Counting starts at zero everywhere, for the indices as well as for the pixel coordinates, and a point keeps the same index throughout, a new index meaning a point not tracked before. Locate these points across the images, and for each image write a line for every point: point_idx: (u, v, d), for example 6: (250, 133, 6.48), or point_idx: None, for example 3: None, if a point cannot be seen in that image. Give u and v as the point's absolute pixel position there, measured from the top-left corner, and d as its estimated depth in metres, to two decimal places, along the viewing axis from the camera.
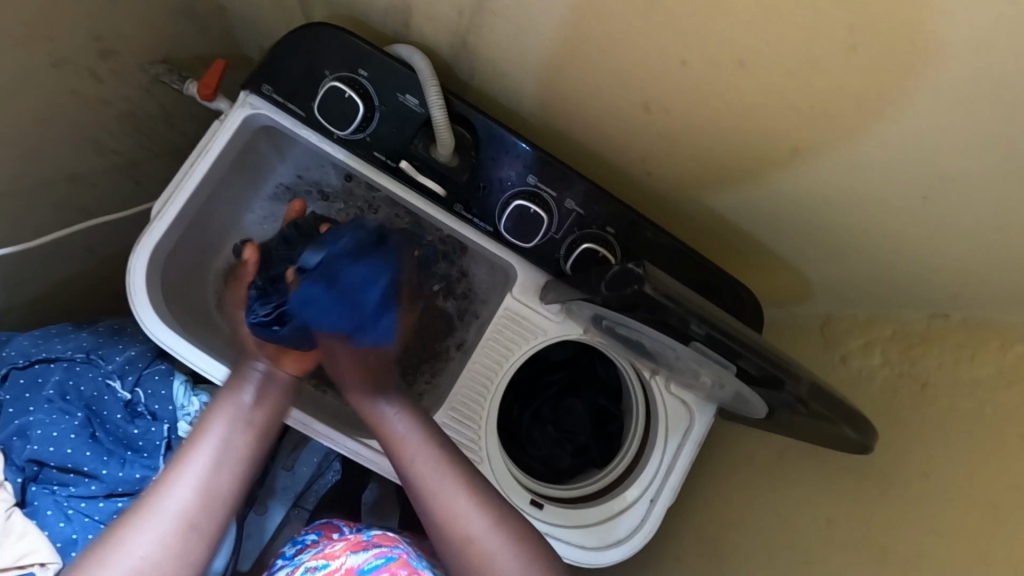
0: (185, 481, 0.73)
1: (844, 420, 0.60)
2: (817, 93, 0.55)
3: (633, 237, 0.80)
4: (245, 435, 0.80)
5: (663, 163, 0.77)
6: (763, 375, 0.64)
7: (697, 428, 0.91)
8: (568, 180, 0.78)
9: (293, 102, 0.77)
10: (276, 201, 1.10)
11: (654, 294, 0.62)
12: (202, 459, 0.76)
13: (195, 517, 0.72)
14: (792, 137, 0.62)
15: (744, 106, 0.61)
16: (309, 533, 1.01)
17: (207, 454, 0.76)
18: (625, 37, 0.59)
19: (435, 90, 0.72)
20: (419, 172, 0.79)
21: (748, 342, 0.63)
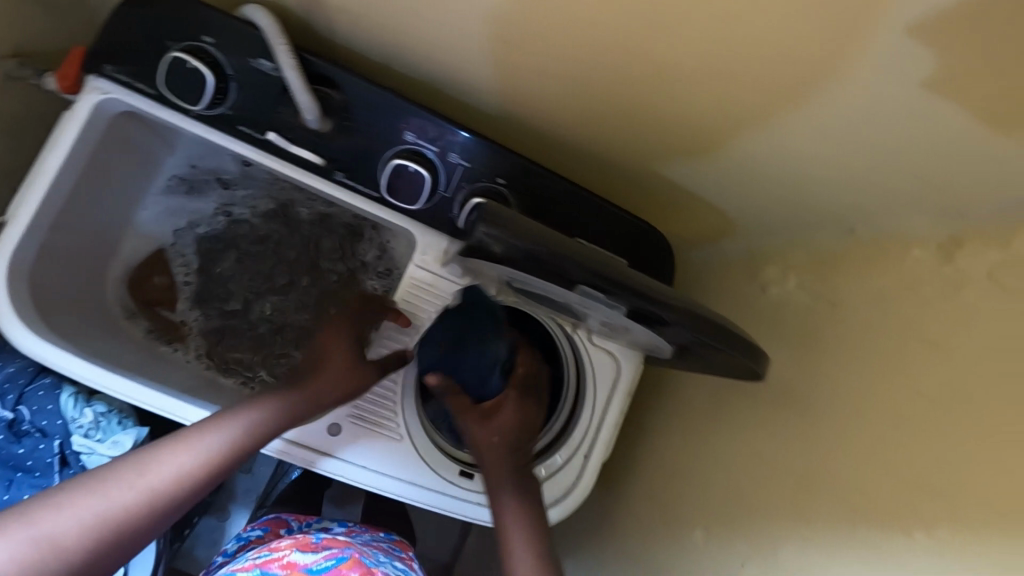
0: (155, 475, 0.63)
1: (734, 344, 0.60)
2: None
3: (526, 186, 0.77)
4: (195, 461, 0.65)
5: (546, 105, 0.72)
6: (645, 313, 0.61)
7: (624, 377, 0.88)
8: (446, 132, 0.74)
9: (141, 81, 0.71)
10: (171, 195, 1.04)
11: (514, 245, 0.60)
12: (190, 458, 0.65)
13: (179, 484, 0.64)
14: (656, 53, 0.57)
15: (600, 25, 0.56)
16: (253, 528, 0.98)
17: (196, 455, 0.66)
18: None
19: (284, 48, 0.66)
20: (291, 143, 0.74)
21: (631, 279, 0.60)
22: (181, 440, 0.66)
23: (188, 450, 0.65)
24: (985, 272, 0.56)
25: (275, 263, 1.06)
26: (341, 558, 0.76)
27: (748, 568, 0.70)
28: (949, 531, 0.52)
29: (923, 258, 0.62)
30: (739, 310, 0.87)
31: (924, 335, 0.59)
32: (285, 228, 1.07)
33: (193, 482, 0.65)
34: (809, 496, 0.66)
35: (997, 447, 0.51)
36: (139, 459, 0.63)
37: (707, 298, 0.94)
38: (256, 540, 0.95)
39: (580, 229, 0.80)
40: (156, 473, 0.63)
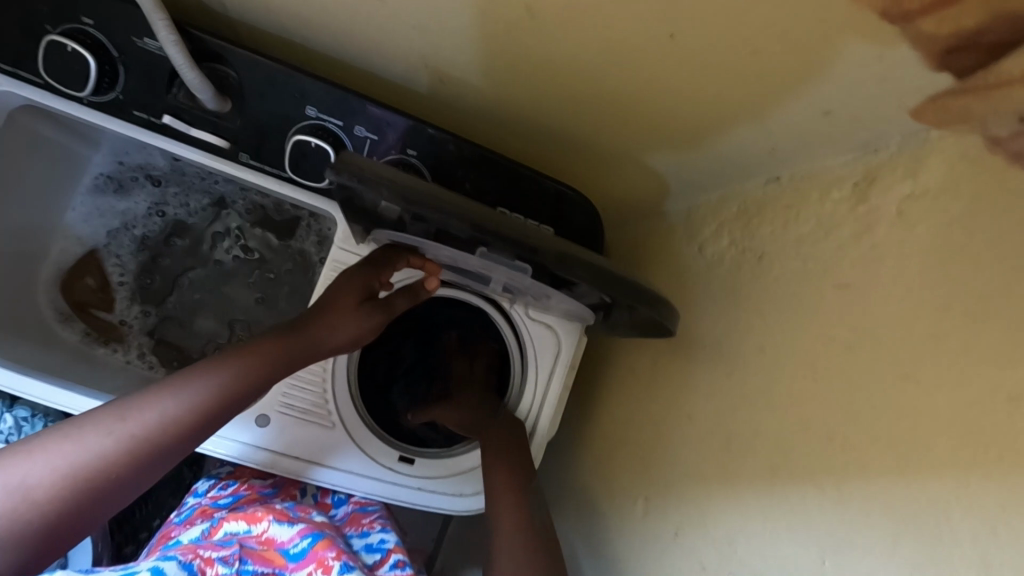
0: (161, 404, 0.61)
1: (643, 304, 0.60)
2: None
3: (440, 157, 0.74)
4: (200, 391, 0.63)
5: (448, 70, 0.69)
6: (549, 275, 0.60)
7: (565, 350, 0.86)
8: (350, 106, 0.71)
9: (24, 69, 0.68)
10: (100, 194, 1.01)
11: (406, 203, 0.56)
12: (198, 387, 0.64)
13: (166, 437, 0.61)
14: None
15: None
16: (223, 466, 0.87)
17: (205, 387, 0.64)
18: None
19: (163, 22, 0.62)
20: (190, 126, 0.71)
21: (529, 239, 0.58)
22: (195, 371, 0.65)
23: (198, 381, 0.64)
24: (895, 207, 0.53)
25: (220, 256, 1.06)
26: (318, 534, 0.68)
27: (683, 534, 0.68)
28: (862, 479, 0.50)
29: (840, 200, 0.59)
30: (677, 272, 0.84)
31: (838, 279, 0.56)
32: (224, 224, 1.06)
33: (192, 413, 0.62)
34: (743, 455, 0.63)
35: (904, 389, 0.48)
36: (123, 408, 0.60)
37: (648, 264, 0.91)
38: (229, 476, 0.83)
39: (500, 198, 0.77)
40: (167, 400, 0.62)
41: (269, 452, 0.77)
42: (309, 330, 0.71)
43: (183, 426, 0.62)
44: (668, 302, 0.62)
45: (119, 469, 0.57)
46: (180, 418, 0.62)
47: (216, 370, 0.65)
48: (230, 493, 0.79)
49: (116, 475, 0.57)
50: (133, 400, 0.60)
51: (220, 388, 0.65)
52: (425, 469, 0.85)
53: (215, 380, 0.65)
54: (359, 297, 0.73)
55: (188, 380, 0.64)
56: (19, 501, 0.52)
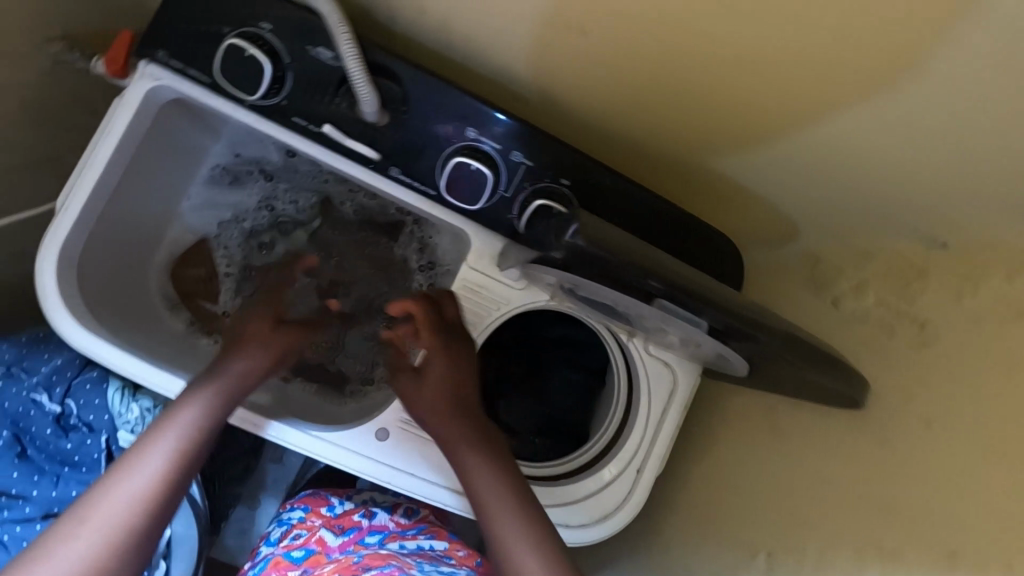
0: (141, 470, 0.63)
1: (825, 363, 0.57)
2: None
3: (590, 186, 0.72)
4: (173, 442, 0.65)
5: (616, 102, 0.68)
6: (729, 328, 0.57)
7: (681, 389, 0.85)
8: (509, 127, 0.69)
9: (194, 68, 0.68)
10: (214, 185, 1.02)
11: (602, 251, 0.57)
12: (172, 438, 0.65)
13: (174, 482, 0.64)
14: (745, 42, 0.53)
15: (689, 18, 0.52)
16: (293, 508, 0.91)
17: (174, 440, 0.65)
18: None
19: (346, 36, 0.62)
20: (347, 136, 0.71)
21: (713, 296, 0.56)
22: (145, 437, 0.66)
23: (161, 437, 0.65)
24: None
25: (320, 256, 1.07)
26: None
27: None
28: None
29: None
30: (806, 323, 0.82)
31: None
32: (329, 224, 1.06)
33: (176, 463, 0.64)
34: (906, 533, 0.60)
35: None
36: (116, 481, 0.61)
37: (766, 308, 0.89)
38: (299, 525, 0.87)
39: (642, 233, 0.76)
40: (142, 463, 0.63)
41: (389, 466, 0.77)
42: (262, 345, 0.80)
43: (174, 477, 0.64)
44: (855, 372, 0.59)
45: (146, 525, 0.61)
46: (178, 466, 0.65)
47: (164, 427, 0.67)
48: (302, 544, 0.82)
49: (144, 532, 0.61)
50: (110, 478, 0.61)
51: (197, 424, 0.68)
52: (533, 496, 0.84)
53: (178, 431, 0.66)
54: (274, 339, 0.82)
55: (147, 443, 0.65)
56: None
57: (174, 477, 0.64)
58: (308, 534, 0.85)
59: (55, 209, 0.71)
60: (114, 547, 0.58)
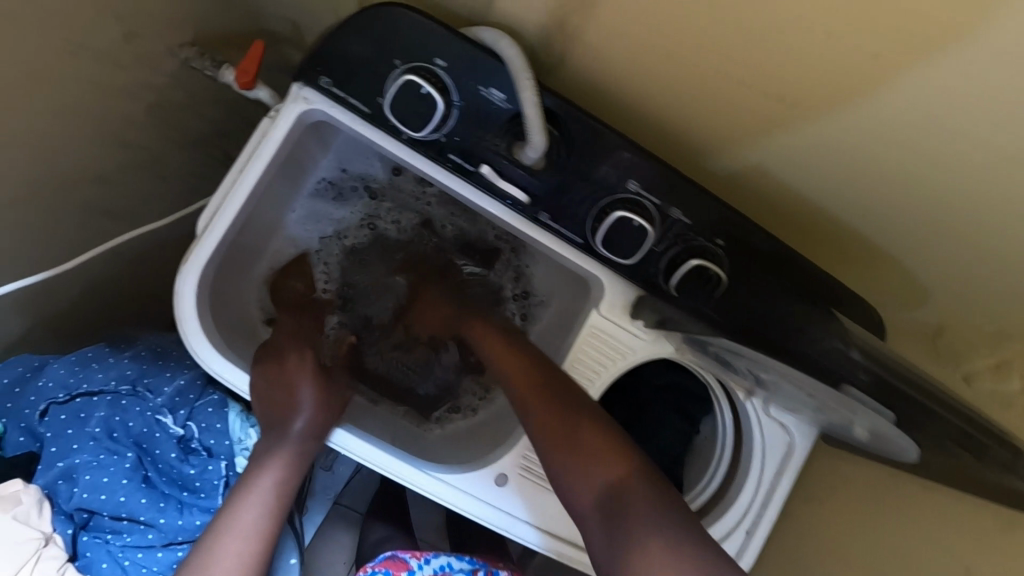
0: (255, 509, 0.64)
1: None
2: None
3: (746, 248, 0.69)
4: (275, 475, 0.67)
5: (783, 168, 0.65)
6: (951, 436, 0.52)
7: (799, 453, 0.82)
8: (671, 183, 0.67)
9: (355, 97, 0.67)
10: (320, 199, 1.00)
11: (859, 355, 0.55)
12: (274, 475, 0.67)
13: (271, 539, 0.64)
14: (984, 145, 0.50)
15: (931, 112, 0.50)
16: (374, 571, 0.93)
17: (275, 473, 0.67)
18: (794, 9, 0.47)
19: (529, 82, 0.61)
20: (500, 177, 0.69)
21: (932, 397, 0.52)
22: (246, 477, 0.66)
23: (265, 474, 0.66)
24: None
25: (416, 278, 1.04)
26: None
27: None
28: None
29: None
30: None
31: None
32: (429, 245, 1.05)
33: (281, 496, 0.66)
34: None
35: None
36: (231, 524, 0.62)
37: None
38: None
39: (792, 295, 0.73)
40: (253, 501, 0.64)
41: (525, 522, 0.75)
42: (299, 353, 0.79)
43: (281, 509, 0.66)
44: None
45: None
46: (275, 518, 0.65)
47: (263, 459, 0.68)
48: None
49: None
50: (228, 523, 0.62)
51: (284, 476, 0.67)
52: None
53: (276, 464, 0.68)
54: (297, 339, 0.80)
55: (248, 482, 0.66)
56: None
57: (283, 508, 0.66)
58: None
59: (197, 230, 0.69)
60: None
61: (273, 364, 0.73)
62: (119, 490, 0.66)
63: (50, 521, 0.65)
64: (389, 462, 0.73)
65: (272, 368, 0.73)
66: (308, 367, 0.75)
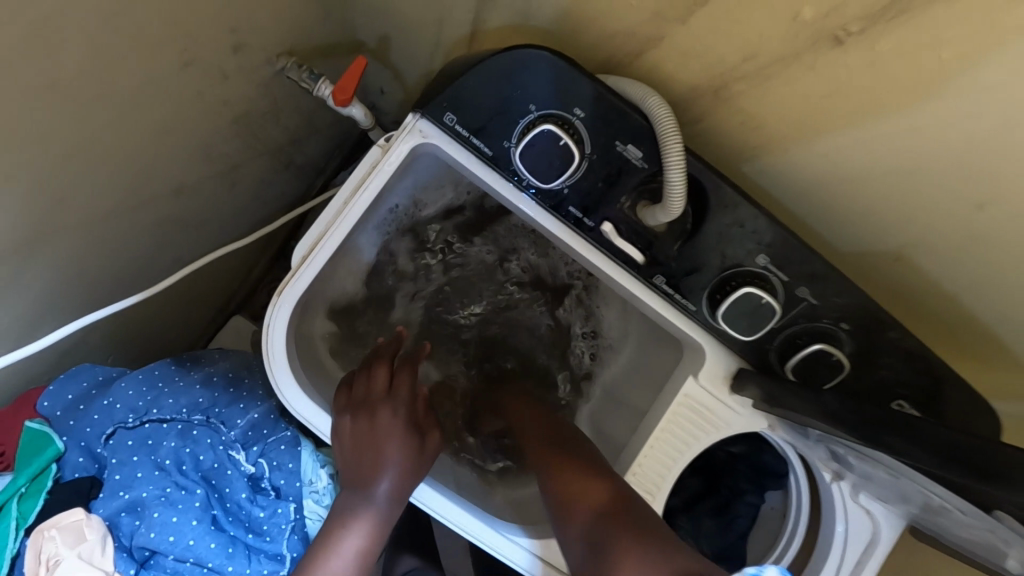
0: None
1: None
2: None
3: (874, 339, 0.64)
4: (361, 539, 0.64)
5: (925, 260, 0.61)
6: None
7: (882, 545, 0.78)
8: (803, 262, 0.62)
9: (480, 138, 0.62)
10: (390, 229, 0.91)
11: None
12: (358, 538, 0.64)
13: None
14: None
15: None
16: None
17: (359, 535, 0.64)
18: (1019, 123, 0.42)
19: (678, 146, 0.56)
20: (619, 235, 0.65)
21: None
22: (335, 535, 0.64)
23: (353, 532, 0.64)
24: None
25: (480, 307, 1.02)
26: None
27: None
28: None
29: None
30: None
31: None
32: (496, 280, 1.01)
33: (363, 562, 0.64)
34: None
35: None
36: None
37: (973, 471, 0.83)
38: None
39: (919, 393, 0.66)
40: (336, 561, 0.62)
41: (529, 550, 0.72)
42: (393, 403, 0.69)
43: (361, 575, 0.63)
44: None
45: None
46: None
47: (353, 517, 0.65)
48: None
49: None
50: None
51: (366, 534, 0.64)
52: None
53: (361, 527, 0.64)
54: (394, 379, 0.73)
55: (332, 542, 0.63)
56: None
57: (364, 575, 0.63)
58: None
59: (292, 260, 0.65)
60: None
61: (360, 413, 0.68)
62: (187, 532, 0.61)
63: (111, 559, 0.60)
64: (478, 527, 0.71)
65: (357, 415, 0.68)
66: (399, 418, 0.69)
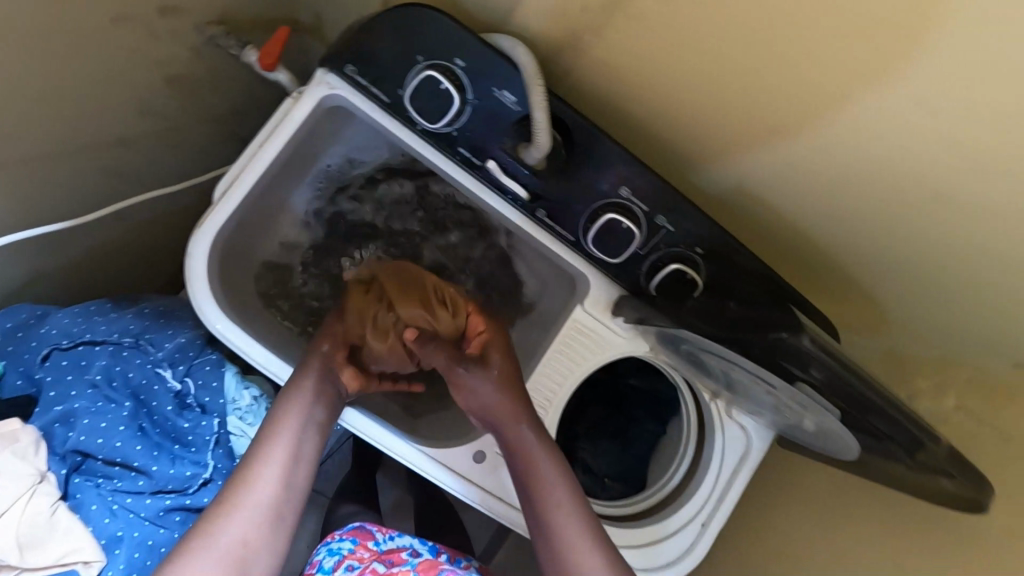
0: (282, 446, 0.71)
1: (951, 466, 0.56)
2: (991, 150, 0.52)
3: (725, 260, 0.75)
4: (301, 412, 0.73)
5: (761, 185, 0.72)
6: (890, 434, 0.58)
7: (754, 454, 0.89)
8: (659, 192, 0.73)
9: (378, 86, 0.72)
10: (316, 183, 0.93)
11: (812, 346, 0.60)
12: (299, 414, 0.73)
13: (291, 487, 0.71)
14: (939, 186, 0.58)
15: (908, 150, 0.57)
16: (342, 537, 0.97)
17: (298, 414, 0.73)
18: (800, 48, 0.53)
19: (540, 89, 0.67)
20: (503, 172, 0.75)
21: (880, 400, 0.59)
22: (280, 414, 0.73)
23: (294, 409, 0.73)
24: None
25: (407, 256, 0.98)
26: None
27: None
28: None
29: None
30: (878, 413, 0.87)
31: None
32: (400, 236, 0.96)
33: (307, 433, 0.73)
34: None
35: None
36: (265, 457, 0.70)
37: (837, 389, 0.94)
38: (351, 556, 0.93)
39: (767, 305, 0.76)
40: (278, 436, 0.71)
41: (481, 488, 0.82)
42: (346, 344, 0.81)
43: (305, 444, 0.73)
44: (984, 477, 0.59)
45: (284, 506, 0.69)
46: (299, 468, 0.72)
47: (296, 398, 0.74)
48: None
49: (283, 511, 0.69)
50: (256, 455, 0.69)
51: (299, 425, 0.73)
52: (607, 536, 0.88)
53: (301, 407, 0.74)
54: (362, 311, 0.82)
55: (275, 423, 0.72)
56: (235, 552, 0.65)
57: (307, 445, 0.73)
58: (361, 566, 0.91)
59: (214, 196, 0.73)
60: (273, 509, 0.68)
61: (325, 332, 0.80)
62: (116, 436, 0.70)
63: (46, 461, 0.68)
64: (391, 439, 0.82)
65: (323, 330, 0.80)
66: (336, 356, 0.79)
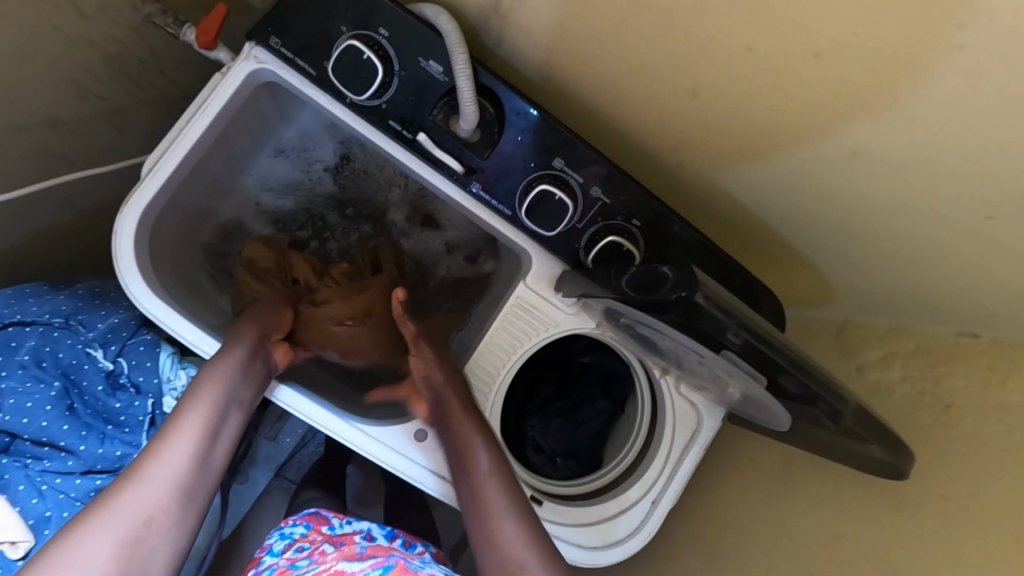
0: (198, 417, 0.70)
1: (867, 430, 0.57)
2: (902, 102, 0.50)
3: (660, 232, 0.75)
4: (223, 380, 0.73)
5: (693, 153, 0.71)
6: (801, 394, 0.60)
7: (705, 431, 0.87)
8: (592, 163, 0.72)
9: (303, 59, 0.70)
10: (292, 161, 0.96)
11: (708, 305, 0.58)
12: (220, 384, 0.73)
13: (203, 461, 0.69)
14: (860, 147, 0.57)
15: (822, 109, 0.55)
16: (295, 522, 0.95)
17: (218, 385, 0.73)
18: (707, 9, 0.52)
19: (462, 57, 0.65)
20: (437, 146, 0.73)
21: (793, 360, 0.59)
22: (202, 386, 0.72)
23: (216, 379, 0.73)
24: None
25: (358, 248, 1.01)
26: (388, 564, 0.76)
27: None
28: None
29: None
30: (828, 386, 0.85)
31: None
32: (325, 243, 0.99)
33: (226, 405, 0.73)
34: None
35: None
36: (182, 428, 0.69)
37: None
38: (302, 539, 0.91)
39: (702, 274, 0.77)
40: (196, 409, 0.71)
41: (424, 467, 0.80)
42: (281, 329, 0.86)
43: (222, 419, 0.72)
44: (904, 443, 0.59)
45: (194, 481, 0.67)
46: (213, 448, 0.70)
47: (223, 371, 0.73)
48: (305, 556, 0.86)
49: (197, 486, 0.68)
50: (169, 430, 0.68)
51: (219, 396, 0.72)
52: (553, 513, 0.87)
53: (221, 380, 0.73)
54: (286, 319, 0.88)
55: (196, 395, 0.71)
56: (144, 525, 0.62)
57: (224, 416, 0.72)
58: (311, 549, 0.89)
59: (140, 175, 0.72)
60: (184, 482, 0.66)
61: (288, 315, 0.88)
62: (41, 415, 0.73)
63: None
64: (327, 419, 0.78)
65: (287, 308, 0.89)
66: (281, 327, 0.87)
